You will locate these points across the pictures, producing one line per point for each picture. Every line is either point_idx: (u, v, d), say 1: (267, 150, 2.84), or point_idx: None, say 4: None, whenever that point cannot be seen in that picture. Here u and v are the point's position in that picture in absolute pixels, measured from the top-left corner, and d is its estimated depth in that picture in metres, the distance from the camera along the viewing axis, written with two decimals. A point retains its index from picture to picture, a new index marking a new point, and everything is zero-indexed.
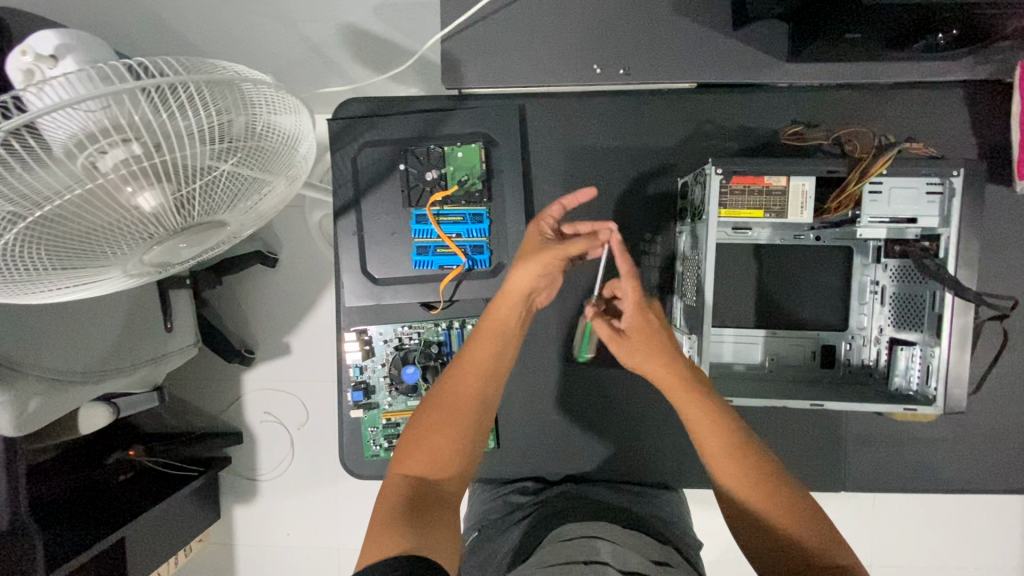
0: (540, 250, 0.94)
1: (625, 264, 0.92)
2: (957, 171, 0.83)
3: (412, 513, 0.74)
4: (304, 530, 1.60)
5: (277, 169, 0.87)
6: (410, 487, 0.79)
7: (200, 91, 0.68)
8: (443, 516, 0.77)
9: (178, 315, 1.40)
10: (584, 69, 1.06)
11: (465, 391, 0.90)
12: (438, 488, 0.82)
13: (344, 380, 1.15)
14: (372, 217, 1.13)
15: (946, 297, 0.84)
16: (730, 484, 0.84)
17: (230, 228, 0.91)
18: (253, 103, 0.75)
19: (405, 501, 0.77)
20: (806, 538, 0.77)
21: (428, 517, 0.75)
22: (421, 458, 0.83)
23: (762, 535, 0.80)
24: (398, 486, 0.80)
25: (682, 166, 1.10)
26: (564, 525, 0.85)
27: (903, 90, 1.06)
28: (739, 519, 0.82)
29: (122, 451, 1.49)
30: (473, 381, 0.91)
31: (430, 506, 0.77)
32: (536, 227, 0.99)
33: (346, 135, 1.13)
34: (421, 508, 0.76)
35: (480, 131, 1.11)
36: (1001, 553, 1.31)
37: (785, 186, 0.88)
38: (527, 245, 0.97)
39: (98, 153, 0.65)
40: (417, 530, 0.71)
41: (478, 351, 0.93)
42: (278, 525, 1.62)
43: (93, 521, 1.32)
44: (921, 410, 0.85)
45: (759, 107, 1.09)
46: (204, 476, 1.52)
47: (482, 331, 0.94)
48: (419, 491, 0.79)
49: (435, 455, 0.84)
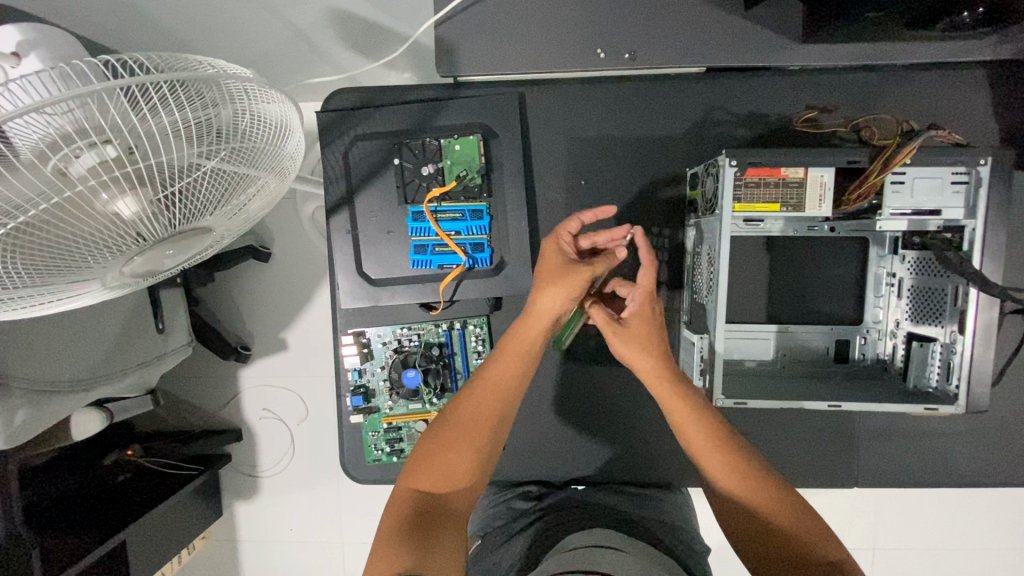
0: (563, 270, 0.86)
1: (650, 256, 0.88)
2: (985, 159, 0.80)
3: (413, 531, 0.72)
4: (307, 529, 1.59)
5: (264, 169, 0.82)
6: (407, 506, 0.76)
7: (174, 89, 0.63)
8: (445, 532, 0.74)
9: (170, 316, 1.35)
10: (587, 54, 1.00)
11: (477, 407, 0.86)
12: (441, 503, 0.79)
13: (343, 384, 1.12)
14: (367, 214, 1.08)
15: (971, 293, 0.82)
16: (727, 484, 0.81)
17: (217, 233, 0.86)
18: (233, 97, 0.70)
19: (406, 519, 0.74)
20: (803, 532, 0.73)
21: (431, 531, 0.73)
22: (426, 476, 0.81)
23: (769, 545, 0.75)
24: (398, 505, 0.77)
25: (690, 155, 1.06)
26: (569, 536, 0.81)
27: (922, 72, 1.01)
28: (743, 529, 0.78)
29: (119, 451, 1.47)
30: (486, 393, 0.87)
31: (433, 526, 0.74)
32: (555, 242, 0.90)
33: (338, 128, 1.07)
34: (421, 525, 0.73)
35: (478, 122, 1.05)
36: (1007, 543, 1.31)
37: (802, 178, 0.85)
38: (546, 265, 0.89)
39: (70, 158, 0.60)
40: (417, 548, 0.69)
41: (497, 371, 0.88)
42: (279, 526, 1.60)
43: (93, 526, 1.29)
44: (943, 410, 0.83)
45: (771, 92, 1.04)
46: (204, 476, 1.49)
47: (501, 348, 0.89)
48: (421, 507, 0.76)
49: (442, 472, 0.81)
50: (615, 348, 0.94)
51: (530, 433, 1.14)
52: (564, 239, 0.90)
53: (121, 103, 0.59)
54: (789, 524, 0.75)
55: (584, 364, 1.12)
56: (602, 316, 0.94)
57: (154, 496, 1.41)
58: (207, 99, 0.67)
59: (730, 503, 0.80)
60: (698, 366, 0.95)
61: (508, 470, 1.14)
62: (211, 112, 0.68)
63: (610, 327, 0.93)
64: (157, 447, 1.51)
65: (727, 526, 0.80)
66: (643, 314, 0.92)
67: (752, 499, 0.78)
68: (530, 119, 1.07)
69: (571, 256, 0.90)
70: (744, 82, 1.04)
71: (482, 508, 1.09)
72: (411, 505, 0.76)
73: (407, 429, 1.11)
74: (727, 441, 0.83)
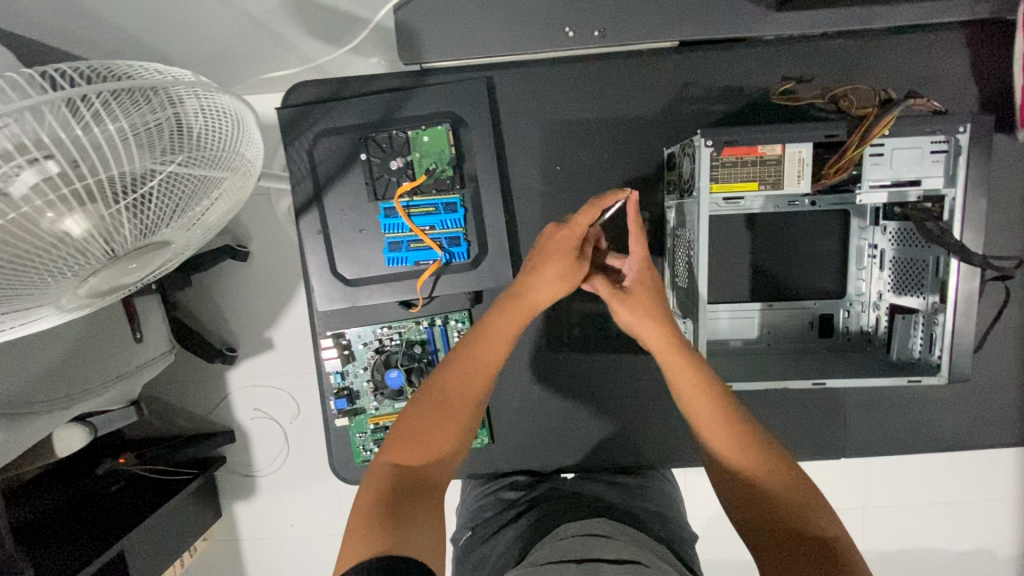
0: (552, 258, 0.88)
1: (638, 230, 0.86)
2: (964, 127, 0.78)
3: (389, 510, 0.70)
4: (305, 528, 1.59)
5: (223, 175, 0.79)
6: (389, 479, 0.74)
7: (112, 97, 0.60)
8: (422, 504, 0.73)
9: (146, 324, 1.31)
10: (555, 34, 0.96)
11: (463, 384, 0.84)
12: (424, 478, 0.77)
13: (325, 388, 1.10)
14: (336, 213, 1.05)
15: (952, 262, 0.82)
16: (725, 451, 0.80)
17: (177, 246, 0.83)
18: (180, 100, 0.67)
19: (383, 495, 0.72)
20: (802, 505, 0.72)
21: (410, 514, 0.70)
22: (408, 449, 0.78)
23: (765, 520, 0.73)
24: (376, 479, 0.74)
25: (666, 135, 1.03)
26: (571, 521, 0.80)
27: (902, 37, 0.98)
28: (743, 505, 0.77)
29: (109, 461, 1.43)
30: (470, 372, 0.85)
31: (413, 501, 0.73)
32: (570, 233, 0.87)
33: (299, 125, 1.03)
34: (398, 502, 0.71)
35: (446, 111, 1.02)
36: (986, 500, 1.34)
37: (780, 154, 0.83)
38: (550, 249, 0.89)
39: (5, 179, 0.56)
40: (392, 526, 0.67)
41: (486, 347, 0.87)
42: (274, 526, 1.61)
43: (89, 537, 1.29)
44: (926, 381, 0.85)
45: (748, 65, 1.01)
46: (200, 479, 1.47)
47: (491, 328, 0.87)
48: (399, 484, 0.74)
49: (430, 448, 0.80)
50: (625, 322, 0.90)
51: (517, 424, 1.14)
52: (580, 232, 0.87)
53: (52, 116, 0.56)
54: (788, 500, 0.73)
55: (569, 352, 1.11)
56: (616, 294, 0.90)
57: (147, 504, 1.39)
58: (150, 106, 0.64)
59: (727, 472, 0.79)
60: None
61: (499, 461, 1.14)
62: (156, 119, 0.65)
63: (620, 301, 0.90)
64: (148, 454, 1.47)
65: (724, 492, 0.80)
66: (644, 281, 0.91)
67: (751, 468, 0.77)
68: (500, 105, 1.04)
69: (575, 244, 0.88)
70: (721, 56, 1.01)
71: (471, 500, 1.09)
72: (393, 480, 0.74)
73: None
74: (730, 409, 0.81)
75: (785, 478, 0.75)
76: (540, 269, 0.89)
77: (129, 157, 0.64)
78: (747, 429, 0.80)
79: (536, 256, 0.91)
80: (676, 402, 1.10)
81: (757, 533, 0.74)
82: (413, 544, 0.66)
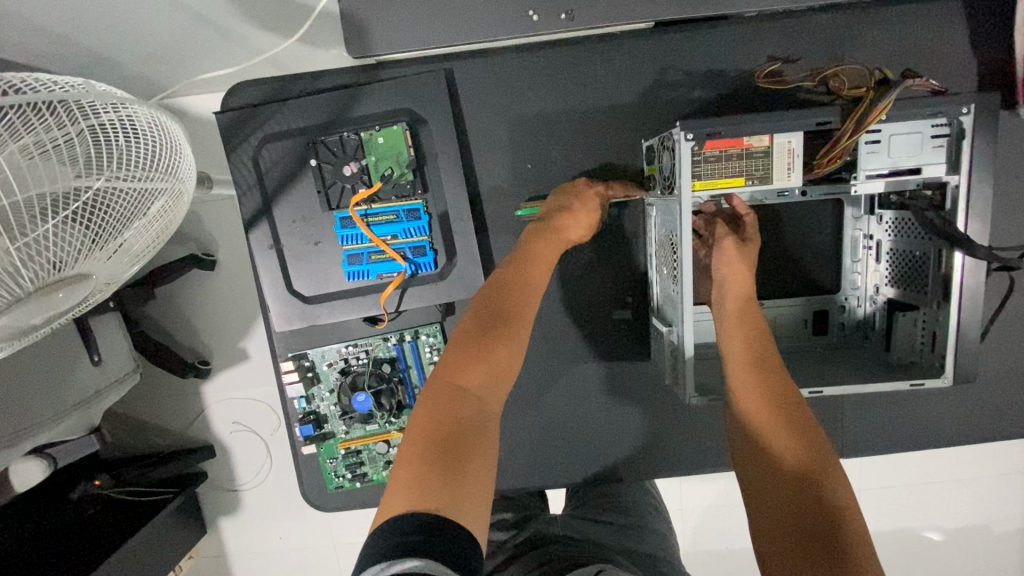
0: (590, 199, 0.91)
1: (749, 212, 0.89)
2: (968, 108, 0.71)
3: (445, 450, 0.58)
4: (284, 565, 1.48)
5: (152, 196, 0.71)
6: (451, 406, 0.63)
7: (4, 114, 0.52)
8: (479, 442, 0.61)
9: (106, 345, 1.18)
10: (518, 17, 0.85)
11: (519, 307, 0.76)
12: (483, 411, 0.65)
13: (290, 413, 1.03)
14: (287, 226, 0.98)
15: (955, 257, 0.76)
16: (762, 414, 0.74)
17: (99, 278, 0.73)
18: (84, 113, 0.59)
19: (439, 433, 0.60)
20: (837, 493, 0.63)
21: (466, 461, 0.58)
22: (471, 369, 0.67)
23: (783, 481, 0.66)
24: (432, 403, 0.63)
25: (644, 125, 0.96)
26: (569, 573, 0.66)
27: (893, 9, 0.91)
28: (752, 458, 0.72)
29: (85, 484, 1.31)
30: (525, 302, 0.77)
31: (464, 443, 0.60)
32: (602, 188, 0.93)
33: (242, 130, 0.96)
34: (457, 441, 0.60)
35: (402, 109, 0.94)
36: (986, 492, 1.31)
37: (768, 146, 0.76)
38: (583, 192, 0.92)
39: None
40: (445, 474, 0.56)
41: (534, 275, 0.81)
42: (250, 561, 1.49)
43: (58, 565, 1.17)
44: (929, 384, 0.78)
45: (730, 46, 0.93)
46: (182, 496, 1.34)
47: (538, 254, 0.83)
48: (455, 416, 0.62)
49: (489, 371, 0.68)
50: (713, 264, 0.87)
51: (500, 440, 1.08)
52: (612, 192, 0.94)
53: None
54: (810, 468, 0.66)
55: (551, 361, 1.05)
56: (732, 237, 0.86)
57: (121, 527, 1.26)
58: (53, 119, 0.56)
59: (759, 440, 0.72)
60: (671, 339, 0.88)
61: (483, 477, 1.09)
62: (63, 135, 0.57)
63: (733, 242, 0.86)
64: (126, 474, 1.34)
65: (751, 464, 0.72)
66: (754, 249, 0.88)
67: (783, 442, 0.70)
68: (462, 99, 0.96)
69: (607, 194, 0.93)
70: (697, 37, 0.93)
71: None
72: (451, 408, 0.63)
73: (367, 452, 1.03)
74: (778, 381, 0.76)
75: (796, 438, 0.70)
76: (576, 211, 0.89)
77: (38, 179, 0.56)
78: (793, 400, 0.74)
79: (570, 198, 0.91)
80: (665, 408, 1.05)
81: (767, 496, 0.67)
82: (469, 503, 0.55)
